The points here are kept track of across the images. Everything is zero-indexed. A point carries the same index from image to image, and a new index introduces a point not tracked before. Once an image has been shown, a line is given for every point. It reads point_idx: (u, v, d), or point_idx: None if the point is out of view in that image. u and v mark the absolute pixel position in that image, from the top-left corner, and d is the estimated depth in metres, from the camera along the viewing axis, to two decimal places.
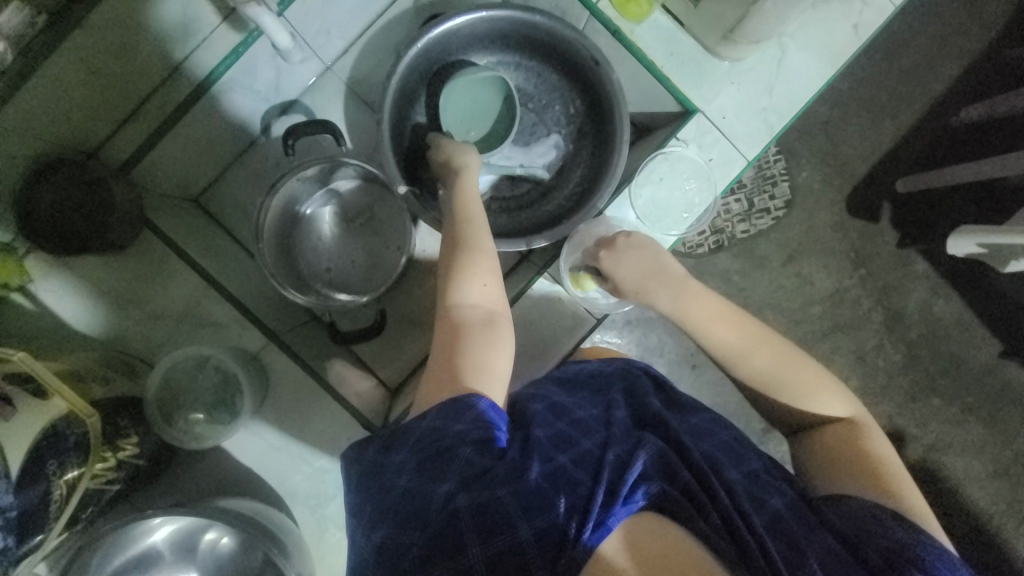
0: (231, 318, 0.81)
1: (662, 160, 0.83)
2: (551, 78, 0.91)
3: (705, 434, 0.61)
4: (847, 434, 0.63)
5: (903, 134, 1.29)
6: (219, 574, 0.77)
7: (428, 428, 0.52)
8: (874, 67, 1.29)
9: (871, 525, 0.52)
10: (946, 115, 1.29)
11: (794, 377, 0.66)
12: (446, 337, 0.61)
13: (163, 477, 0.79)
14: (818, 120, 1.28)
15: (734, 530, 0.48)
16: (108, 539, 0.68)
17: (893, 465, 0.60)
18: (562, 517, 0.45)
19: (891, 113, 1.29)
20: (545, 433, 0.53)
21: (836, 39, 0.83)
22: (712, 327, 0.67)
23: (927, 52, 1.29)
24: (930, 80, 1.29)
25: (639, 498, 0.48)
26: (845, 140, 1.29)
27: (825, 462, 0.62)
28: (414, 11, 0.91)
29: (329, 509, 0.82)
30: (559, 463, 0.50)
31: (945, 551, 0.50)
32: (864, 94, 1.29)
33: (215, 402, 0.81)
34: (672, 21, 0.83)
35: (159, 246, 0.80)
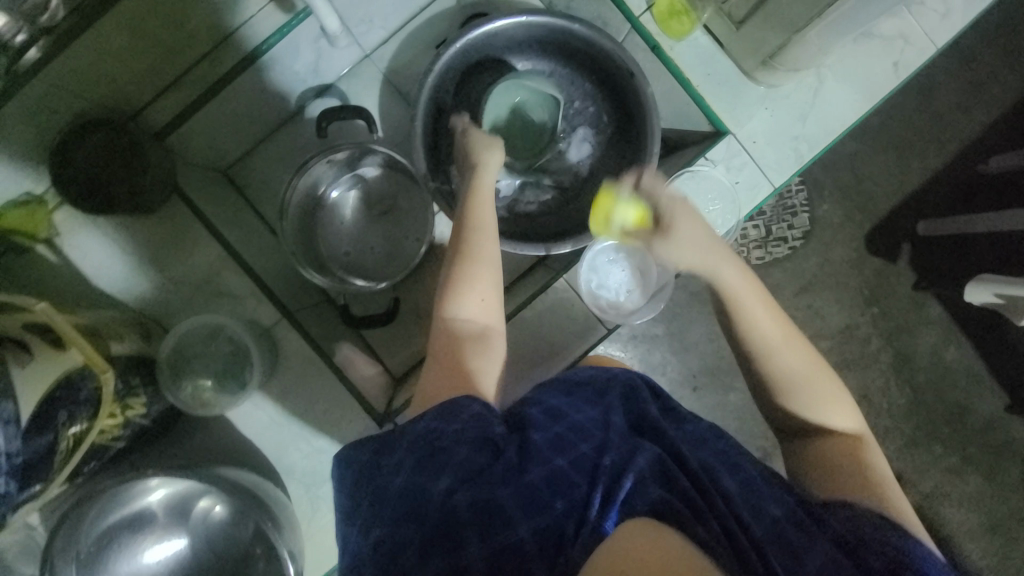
0: (248, 291, 0.83)
1: (688, 177, 0.83)
2: (585, 86, 0.91)
3: (703, 445, 0.57)
4: (851, 447, 0.61)
5: (929, 177, 1.28)
6: (208, 542, 0.78)
7: (425, 431, 0.51)
8: (907, 107, 1.28)
9: (876, 536, 0.51)
10: (973, 163, 1.28)
11: (814, 381, 0.64)
12: (446, 338, 0.62)
13: (168, 437, 0.80)
14: (844, 154, 1.28)
15: (733, 538, 0.45)
16: (107, 493, 0.69)
17: (889, 481, 0.58)
18: (559, 518, 0.44)
19: (919, 154, 1.28)
20: (544, 436, 0.51)
21: (874, 74, 0.82)
22: (754, 306, 0.66)
23: (961, 97, 1.28)
24: (961, 125, 1.28)
25: (638, 502, 0.45)
26: (870, 177, 1.28)
27: (824, 475, 0.59)
28: (456, 9, 0.93)
29: (322, 489, 0.82)
30: (556, 465, 0.48)
31: (941, 563, 0.50)
32: (893, 132, 1.28)
33: (227, 369, 0.82)
34: (712, 41, 0.83)
35: (186, 215, 0.83)
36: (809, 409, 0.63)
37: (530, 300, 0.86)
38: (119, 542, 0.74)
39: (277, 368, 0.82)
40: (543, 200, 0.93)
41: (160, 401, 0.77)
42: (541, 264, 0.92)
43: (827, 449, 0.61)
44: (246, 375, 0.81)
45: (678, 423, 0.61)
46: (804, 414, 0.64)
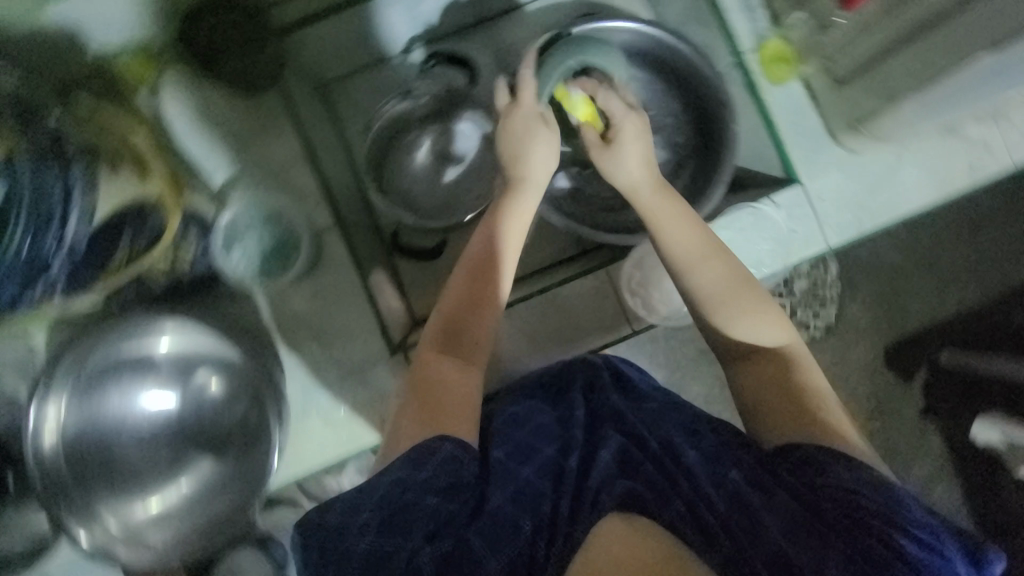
0: (312, 192, 0.86)
1: (747, 212, 0.86)
2: (672, 106, 0.96)
3: (664, 416, 0.63)
4: (780, 365, 0.64)
5: (966, 308, 1.29)
6: (192, 417, 0.80)
7: (393, 481, 0.54)
8: (961, 234, 1.29)
9: (829, 480, 0.55)
10: (1009, 311, 1.28)
11: (745, 312, 0.67)
12: (427, 380, 0.63)
13: (197, 298, 0.81)
14: (890, 262, 1.28)
15: (694, 507, 0.52)
16: (121, 334, 0.73)
17: (819, 393, 0.63)
18: (528, 539, 0.51)
19: (962, 285, 1.28)
20: (503, 451, 0.61)
21: (949, 170, 0.85)
22: (702, 262, 0.68)
23: (1017, 244, 1.29)
24: (1009, 270, 1.29)
25: (605, 499, 0.53)
26: (908, 293, 1.28)
27: (764, 410, 0.63)
28: (575, 6, 1.00)
29: (314, 398, 0.83)
30: (524, 478, 0.57)
31: (897, 490, 0.54)
32: (943, 257, 1.28)
33: (272, 251, 0.82)
34: (806, 96, 0.86)
35: (277, 108, 0.87)
36: (743, 338, 0.66)
37: (567, 280, 0.89)
38: (113, 383, 0.75)
39: (316, 269, 0.85)
40: (603, 198, 0.96)
41: (206, 263, 0.79)
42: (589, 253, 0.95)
43: (757, 376, 0.64)
44: (289, 264, 0.83)
45: (634, 400, 0.67)
46: (738, 345, 0.67)
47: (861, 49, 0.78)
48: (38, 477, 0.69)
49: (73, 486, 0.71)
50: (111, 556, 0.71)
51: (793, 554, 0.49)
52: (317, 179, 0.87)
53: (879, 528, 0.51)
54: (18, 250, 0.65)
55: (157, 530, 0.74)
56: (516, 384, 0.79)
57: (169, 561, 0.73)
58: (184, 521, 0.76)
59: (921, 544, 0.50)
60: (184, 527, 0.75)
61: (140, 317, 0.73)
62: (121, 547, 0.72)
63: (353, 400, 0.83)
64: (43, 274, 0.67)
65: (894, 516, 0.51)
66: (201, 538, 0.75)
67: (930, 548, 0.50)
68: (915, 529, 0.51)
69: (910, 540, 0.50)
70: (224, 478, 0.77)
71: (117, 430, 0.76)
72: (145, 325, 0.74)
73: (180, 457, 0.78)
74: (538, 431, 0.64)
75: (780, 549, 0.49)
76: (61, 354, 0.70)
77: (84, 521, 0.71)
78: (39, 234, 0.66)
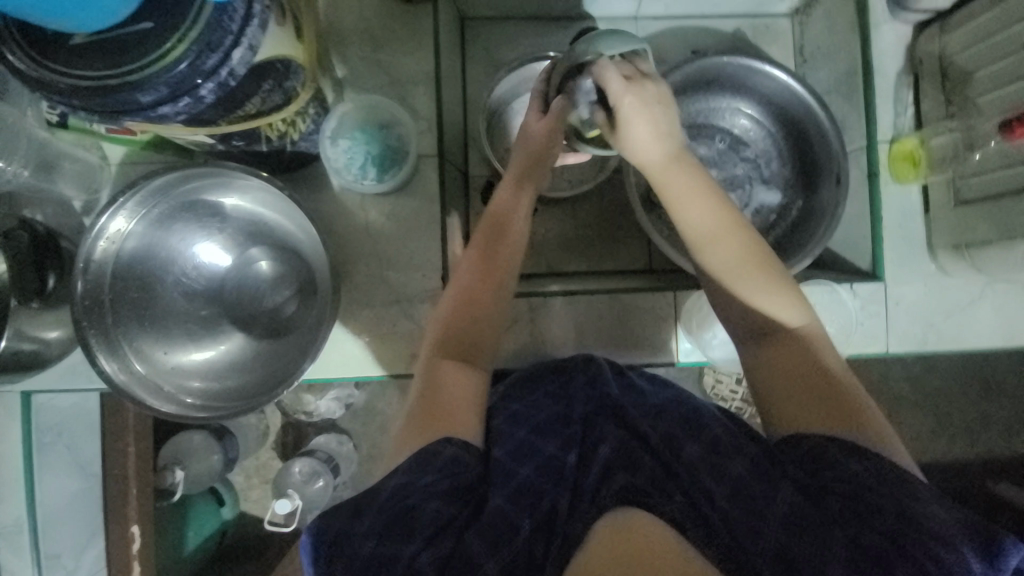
0: (427, 115, 0.84)
1: (826, 290, 0.86)
2: (784, 166, 0.97)
3: (664, 413, 0.63)
4: (797, 347, 0.59)
5: (944, 458, 1.34)
6: (235, 283, 0.79)
7: (397, 486, 0.52)
8: (966, 392, 1.35)
9: (836, 472, 0.51)
10: (983, 473, 1.34)
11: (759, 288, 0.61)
12: (426, 382, 0.61)
13: (294, 175, 0.81)
14: (893, 387, 1.34)
15: (696, 500, 0.50)
16: (200, 179, 0.70)
17: (840, 381, 0.57)
18: (526, 540, 0.50)
19: (949, 433, 1.34)
20: (505, 450, 0.59)
21: (1020, 325, 0.86)
22: (715, 245, 0.61)
23: (1013, 417, 1.35)
24: (996, 436, 1.35)
25: (606, 495, 0.51)
26: (898, 421, 1.34)
27: (779, 398, 0.58)
28: (727, 37, 1.03)
29: (355, 312, 0.82)
30: (524, 476, 0.56)
31: (914, 484, 0.49)
32: (941, 401, 1.35)
33: (376, 158, 0.82)
34: (919, 203, 0.87)
35: (427, 26, 0.84)
36: (761, 318, 0.61)
37: (633, 290, 0.88)
38: (176, 225, 0.73)
39: (404, 190, 0.82)
40: None
41: (313, 145, 0.78)
42: (662, 272, 0.96)
43: (776, 363, 0.59)
44: (386, 175, 0.82)
45: (635, 396, 0.66)
46: (758, 325, 0.61)
47: (995, 176, 0.77)
48: (81, 288, 0.66)
49: (108, 313, 0.69)
50: (135, 396, 0.67)
51: (796, 548, 0.46)
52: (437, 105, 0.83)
53: (888, 524, 0.47)
54: (175, 63, 0.48)
55: (181, 385, 0.72)
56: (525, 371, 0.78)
57: (189, 415, 0.68)
58: (209, 383, 0.74)
59: (933, 538, 0.46)
60: (209, 389, 0.73)
61: (211, 167, 0.68)
62: (145, 391, 0.68)
63: (388, 328, 0.83)
64: (192, 95, 0.51)
65: (907, 511, 0.47)
66: (225, 402, 0.72)
67: (945, 543, 0.45)
68: (929, 524, 0.46)
69: (924, 535, 0.46)
70: (260, 352, 0.78)
71: (163, 274, 0.74)
72: (219, 172, 0.70)
73: (215, 324, 0.78)
74: (541, 431, 0.62)
75: (782, 544, 0.46)
76: (138, 181, 0.66)
77: (112, 354, 0.68)
78: (209, 53, 0.49)
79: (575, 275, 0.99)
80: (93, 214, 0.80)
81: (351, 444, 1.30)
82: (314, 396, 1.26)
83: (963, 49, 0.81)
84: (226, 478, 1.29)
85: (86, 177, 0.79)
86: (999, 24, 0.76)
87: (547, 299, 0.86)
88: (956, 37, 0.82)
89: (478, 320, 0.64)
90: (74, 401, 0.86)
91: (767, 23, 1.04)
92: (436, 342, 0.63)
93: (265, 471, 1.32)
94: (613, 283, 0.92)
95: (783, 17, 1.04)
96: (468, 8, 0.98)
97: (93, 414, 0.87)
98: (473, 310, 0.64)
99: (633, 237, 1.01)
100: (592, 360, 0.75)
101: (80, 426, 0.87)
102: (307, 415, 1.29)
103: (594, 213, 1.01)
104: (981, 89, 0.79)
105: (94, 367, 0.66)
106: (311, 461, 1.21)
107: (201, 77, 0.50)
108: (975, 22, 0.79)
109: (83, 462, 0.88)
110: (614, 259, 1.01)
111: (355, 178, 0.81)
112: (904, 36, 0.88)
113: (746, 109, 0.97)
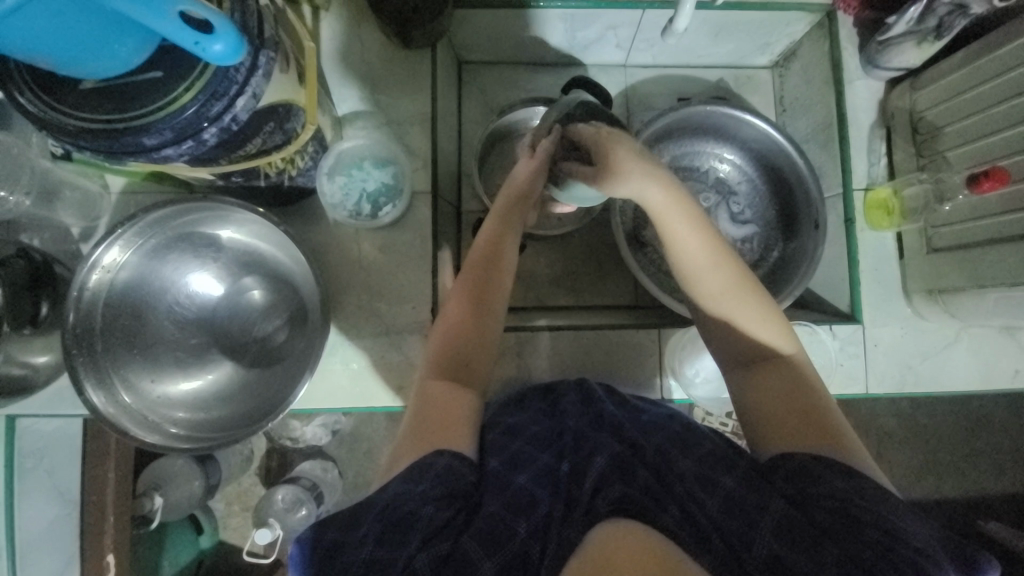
0: (422, 154, 0.87)
1: (805, 331, 0.88)
2: (765, 208, 1.00)
3: (657, 428, 0.62)
4: (785, 371, 0.60)
5: (932, 494, 1.34)
6: (228, 315, 0.80)
7: (390, 496, 0.51)
8: (953, 429, 1.36)
9: (823, 488, 0.51)
10: (974, 512, 1.34)
11: (744, 309, 0.62)
12: (421, 402, 0.60)
13: (288, 208, 0.83)
14: (880, 422, 1.36)
15: (691, 513, 0.49)
16: (195, 213, 0.72)
17: (823, 403, 0.58)
18: (524, 542, 0.48)
19: (938, 471, 1.35)
20: (499, 462, 0.58)
21: (996, 368, 0.88)
22: (704, 271, 0.63)
23: (1002, 456, 1.36)
24: (986, 475, 1.35)
25: (600, 506, 0.49)
26: (886, 456, 1.35)
27: (766, 420, 0.58)
28: (712, 86, 1.09)
29: (346, 342, 0.83)
30: (518, 484, 0.54)
31: (893, 498, 0.50)
32: (929, 438, 1.36)
33: (371, 194, 0.85)
34: (894, 248, 0.91)
35: (425, 69, 0.88)
36: (749, 341, 0.62)
37: (618, 326, 0.90)
38: (171, 256, 0.75)
39: (398, 224, 0.84)
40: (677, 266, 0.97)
41: (311, 180, 0.80)
42: (647, 308, 0.99)
43: (764, 385, 0.59)
44: (380, 210, 0.84)
45: (631, 413, 0.66)
46: (744, 348, 0.62)
47: (963, 227, 0.81)
48: (73, 317, 0.67)
49: (98, 342, 0.70)
50: (120, 426, 0.68)
51: (791, 558, 0.45)
52: (433, 145, 0.87)
53: (873, 536, 0.47)
54: (183, 108, 0.51)
55: (166, 415, 0.72)
56: (513, 395, 0.77)
57: (175, 446, 0.69)
58: (194, 414, 0.74)
59: (917, 551, 0.46)
60: (194, 419, 0.74)
61: (207, 201, 0.69)
62: (130, 422, 0.69)
63: (378, 358, 0.84)
64: (195, 137, 0.54)
65: (889, 525, 0.48)
66: (208, 433, 0.72)
67: (924, 554, 0.46)
68: (909, 537, 0.47)
69: (906, 546, 0.46)
70: (246, 382, 0.79)
71: (154, 303, 0.75)
72: (215, 207, 0.72)
73: (204, 353, 0.79)
74: (535, 442, 0.60)
75: (775, 552, 0.46)
76: (137, 214, 0.68)
77: (100, 383, 0.69)
78: (213, 101, 0.52)
79: (562, 308, 1.01)
80: (90, 242, 0.81)
81: (336, 469, 1.29)
82: (301, 422, 1.24)
83: (932, 106, 0.86)
84: (207, 505, 1.28)
85: (86, 205, 0.81)
86: (964, 85, 0.81)
87: (535, 332, 0.88)
88: (925, 94, 0.87)
89: (474, 343, 0.64)
90: (58, 426, 0.86)
91: (750, 74, 1.10)
92: (432, 363, 0.64)
93: (247, 498, 1.29)
94: (599, 318, 0.94)
95: (765, 69, 1.10)
96: (465, 52, 1.03)
97: (74, 439, 0.87)
98: (468, 334, 0.64)
99: (620, 273, 1.03)
100: (586, 386, 0.73)
101: (62, 450, 0.87)
102: (291, 441, 1.28)
103: (584, 249, 1.04)
104: (950, 143, 0.84)
105: (80, 397, 0.67)
106: (294, 489, 1.19)
107: (206, 121, 0.53)
108: (942, 82, 0.84)
109: (62, 487, 0.88)
110: (601, 294, 1.03)
111: (352, 211, 0.84)
112: (877, 91, 0.93)
113: (731, 153, 1.01)
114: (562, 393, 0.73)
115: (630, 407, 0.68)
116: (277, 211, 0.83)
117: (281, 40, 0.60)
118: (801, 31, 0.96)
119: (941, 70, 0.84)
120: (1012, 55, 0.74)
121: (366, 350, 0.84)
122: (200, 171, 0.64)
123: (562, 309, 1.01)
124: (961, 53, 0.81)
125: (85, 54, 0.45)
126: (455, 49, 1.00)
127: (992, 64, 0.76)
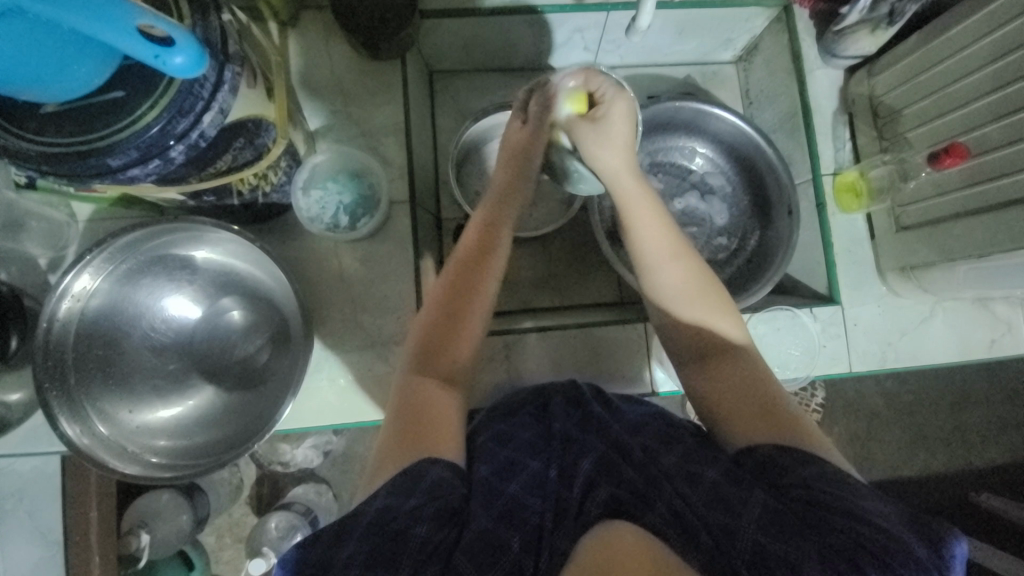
0: (398, 162, 0.87)
1: (786, 315, 0.90)
2: (741, 198, 1.02)
3: (642, 426, 0.61)
4: (739, 360, 0.61)
5: (925, 470, 1.37)
6: (207, 340, 0.79)
7: (379, 508, 0.49)
8: (939, 405, 1.39)
9: (792, 477, 0.51)
10: (965, 485, 1.37)
11: (701, 306, 0.63)
12: (407, 402, 0.58)
13: (266, 225, 0.83)
14: (869, 403, 1.38)
15: (678, 509, 0.48)
16: (166, 235, 0.70)
17: (776, 390, 0.59)
18: (517, 557, 0.46)
19: (930, 447, 1.38)
20: (488, 468, 0.55)
21: (971, 339, 0.91)
22: (663, 258, 0.65)
23: (989, 429, 1.39)
24: (975, 448, 1.38)
25: (591, 509, 0.48)
26: (879, 436, 1.38)
27: (726, 409, 0.59)
28: (680, 82, 1.12)
29: (333, 358, 0.82)
30: (510, 494, 0.52)
31: (857, 485, 0.49)
32: (919, 416, 1.39)
33: (348, 207, 0.84)
34: (865, 229, 0.94)
35: (397, 78, 0.88)
36: (704, 333, 0.63)
37: (605, 323, 0.90)
38: (144, 280, 0.73)
39: (377, 234, 0.84)
40: None
41: (285, 196, 0.79)
42: (630, 304, 1.00)
43: (720, 375, 0.60)
44: (358, 222, 0.83)
45: (612, 410, 0.66)
46: (701, 342, 0.63)
47: (929, 205, 0.83)
48: (44, 349, 0.65)
49: (71, 373, 0.67)
50: (97, 459, 0.65)
51: (774, 548, 0.44)
52: (408, 154, 0.87)
53: (843, 523, 0.46)
54: (148, 126, 0.50)
55: (146, 445, 0.70)
56: (502, 399, 0.74)
57: (155, 475, 0.66)
58: (175, 441, 0.72)
59: (881, 533, 0.45)
60: (176, 446, 0.72)
61: (177, 223, 0.68)
62: (108, 453, 0.67)
63: (365, 372, 0.82)
64: (162, 155, 0.53)
65: (853, 509, 0.47)
66: (192, 460, 0.70)
67: (891, 536, 0.45)
68: (876, 520, 0.46)
69: (875, 530, 0.45)
70: (230, 406, 0.77)
71: (128, 330, 0.73)
72: (185, 227, 0.70)
73: (184, 378, 0.77)
74: (523, 449, 0.58)
75: (759, 543, 0.44)
76: (105, 239, 0.66)
77: (74, 416, 0.66)
78: (180, 117, 0.51)
79: (548, 309, 1.01)
80: (59, 272, 0.79)
81: (331, 493, 1.26)
82: (291, 445, 1.21)
83: (889, 90, 0.90)
84: (196, 539, 1.22)
85: (54, 235, 0.79)
86: (920, 67, 0.84)
87: (521, 334, 0.87)
88: (882, 79, 0.90)
89: (456, 342, 0.63)
90: (35, 465, 0.81)
91: (715, 69, 1.12)
92: (416, 360, 0.62)
93: (240, 528, 1.25)
94: (585, 317, 0.95)
95: (729, 64, 1.13)
96: (434, 62, 1.04)
97: (52, 478, 0.82)
98: (451, 327, 0.63)
99: (603, 271, 1.04)
100: (576, 388, 0.71)
101: (38, 492, 0.82)
102: (282, 466, 1.24)
103: (565, 248, 1.05)
104: (909, 124, 0.87)
105: (54, 431, 0.64)
106: (287, 515, 1.17)
107: (173, 138, 0.52)
108: (897, 67, 0.87)
109: (45, 531, 0.83)
110: (584, 292, 1.04)
111: (329, 224, 0.82)
112: (836, 80, 0.96)
113: (702, 146, 1.03)
114: (547, 386, 0.73)
115: (611, 408, 0.66)
116: (253, 229, 0.82)
117: (246, 54, 0.60)
118: (760, 26, 0.99)
119: (895, 56, 0.87)
120: (964, 35, 0.76)
121: (352, 366, 0.82)
122: (168, 190, 0.62)
123: (549, 310, 1.01)
124: (912, 38, 0.85)
125: (48, 76, 0.44)
126: (425, 60, 1.01)
127: (943, 46, 0.79)
